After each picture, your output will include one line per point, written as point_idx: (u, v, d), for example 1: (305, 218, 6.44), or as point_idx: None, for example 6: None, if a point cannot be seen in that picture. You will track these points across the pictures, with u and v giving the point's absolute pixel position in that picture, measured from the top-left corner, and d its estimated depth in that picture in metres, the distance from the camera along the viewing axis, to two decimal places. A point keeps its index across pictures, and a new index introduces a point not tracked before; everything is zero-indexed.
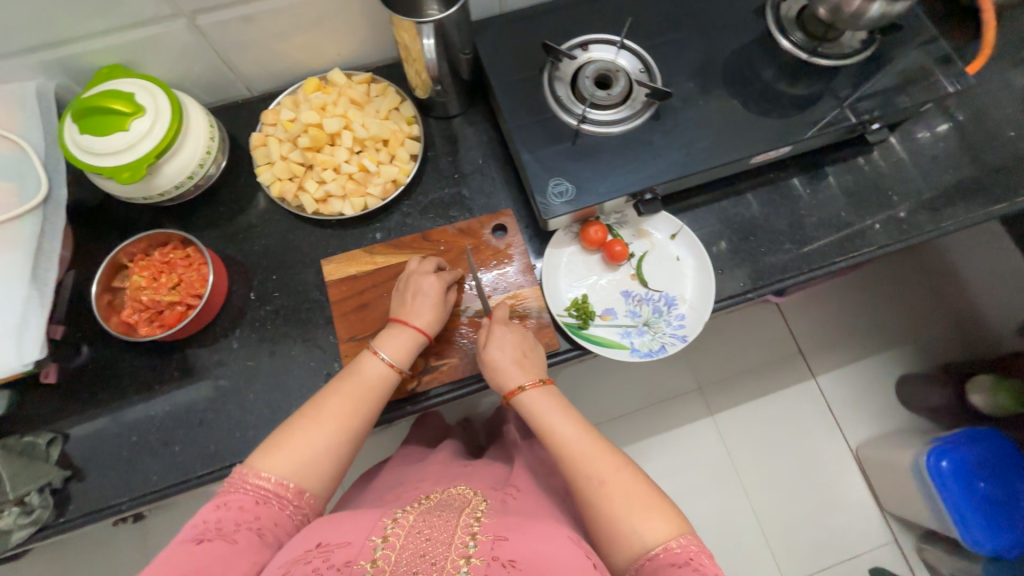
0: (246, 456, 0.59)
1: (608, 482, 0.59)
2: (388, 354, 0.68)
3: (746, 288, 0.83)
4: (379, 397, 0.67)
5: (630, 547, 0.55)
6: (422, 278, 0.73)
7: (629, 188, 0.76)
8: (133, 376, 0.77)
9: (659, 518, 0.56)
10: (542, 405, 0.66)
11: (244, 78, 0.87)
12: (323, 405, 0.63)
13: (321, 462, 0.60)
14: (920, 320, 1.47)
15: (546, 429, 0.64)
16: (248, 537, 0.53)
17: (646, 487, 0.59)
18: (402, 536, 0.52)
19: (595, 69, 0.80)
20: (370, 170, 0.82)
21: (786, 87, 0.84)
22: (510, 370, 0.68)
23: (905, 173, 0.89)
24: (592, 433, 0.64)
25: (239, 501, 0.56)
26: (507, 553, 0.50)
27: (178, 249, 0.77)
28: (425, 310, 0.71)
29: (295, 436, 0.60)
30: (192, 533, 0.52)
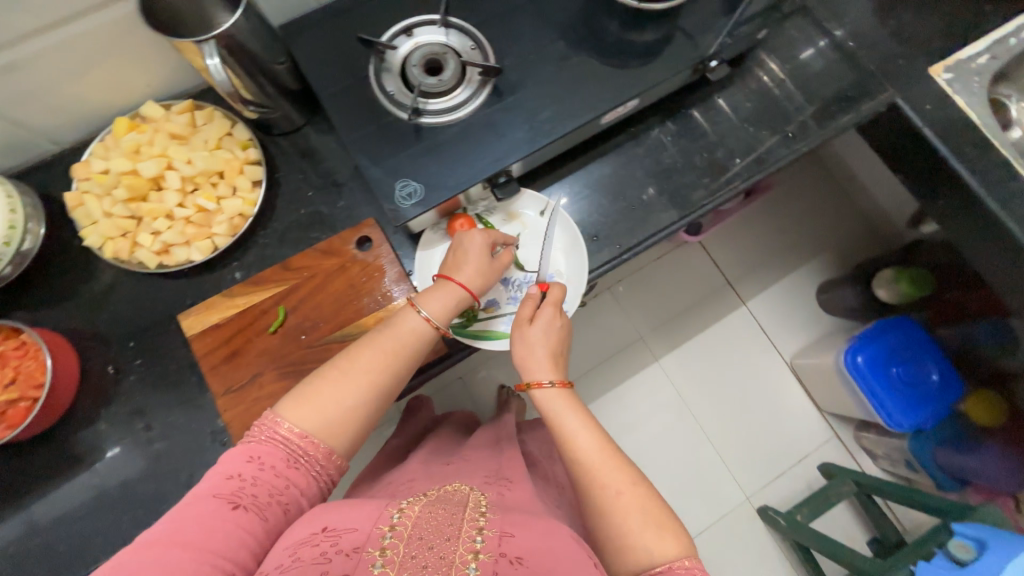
0: (273, 404, 0.56)
1: (624, 494, 0.55)
2: (430, 312, 0.63)
3: (624, 249, 0.83)
4: (416, 356, 0.62)
5: (635, 560, 0.52)
6: (468, 236, 0.69)
7: (481, 175, 0.73)
8: (2, 483, 0.71)
9: (668, 535, 0.53)
10: (558, 405, 0.63)
11: (43, 132, 0.77)
12: (356, 360, 0.59)
13: (351, 419, 0.57)
14: (824, 230, 1.55)
15: (562, 429, 0.61)
16: (272, 508, 0.51)
17: (657, 505, 0.55)
18: (411, 527, 0.48)
19: (422, 55, 0.75)
20: (208, 208, 0.76)
21: (624, 37, 0.82)
22: (541, 363, 0.66)
23: (757, 101, 0.90)
24: (612, 446, 0.60)
25: (272, 456, 0.53)
26: (515, 549, 0.47)
27: (8, 339, 0.70)
28: (470, 268, 0.67)
29: (325, 390, 0.57)
30: (218, 487, 0.50)
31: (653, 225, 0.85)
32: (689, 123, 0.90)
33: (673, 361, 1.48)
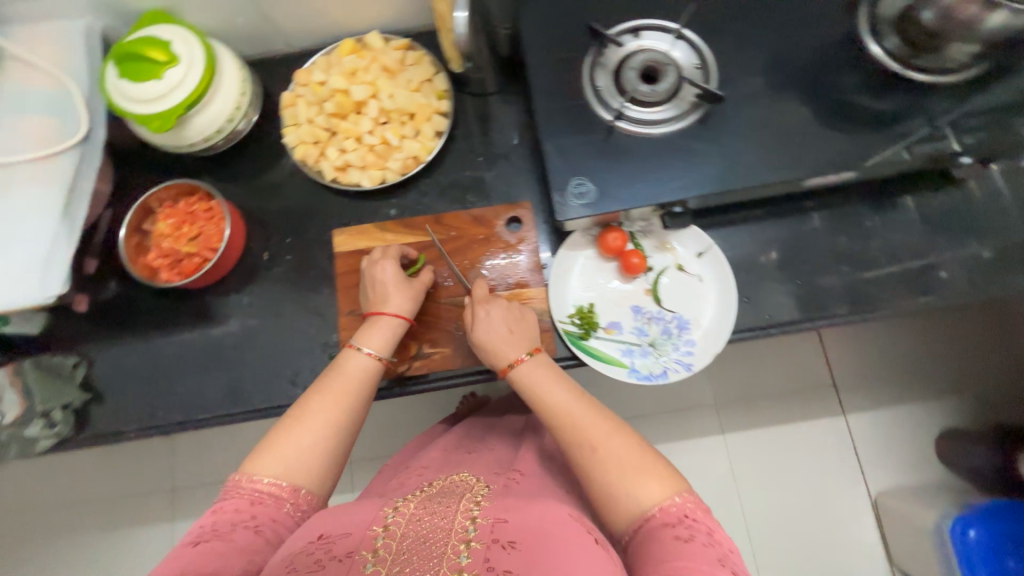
0: (241, 463, 0.59)
1: (600, 447, 0.57)
2: (371, 347, 0.66)
3: (768, 321, 0.77)
4: (367, 390, 0.65)
5: (627, 506, 0.54)
6: (379, 268, 0.72)
7: (659, 197, 0.69)
8: (153, 316, 0.82)
9: (649, 479, 0.54)
10: (536, 377, 0.63)
11: (282, 32, 0.85)
12: (309, 405, 0.62)
13: (316, 455, 0.59)
14: (975, 373, 1.33)
15: (543, 401, 0.62)
16: (245, 537, 0.54)
17: (638, 449, 0.57)
18: (402, 525, 0.53)
19: (643, 60, 0.73)
20: (392, 143, 0.80)
21: (863, 99, 0.73)
22: (501, 346, 0.66)
23: (984, 215, 0.78)
24: (585, 397, 0.62)
25: (236, 502, 0.56)
26: (507, 535, 0.51)
27: (201, 201, 0.80)
28: (392, 295, 0.71)
29: (284, 435, 0.59)
30: (192, 537, 0.53)
31: (807, 307, 0.78)
32: (892, 213, 0.79)
33: (740, 443, 1.34)
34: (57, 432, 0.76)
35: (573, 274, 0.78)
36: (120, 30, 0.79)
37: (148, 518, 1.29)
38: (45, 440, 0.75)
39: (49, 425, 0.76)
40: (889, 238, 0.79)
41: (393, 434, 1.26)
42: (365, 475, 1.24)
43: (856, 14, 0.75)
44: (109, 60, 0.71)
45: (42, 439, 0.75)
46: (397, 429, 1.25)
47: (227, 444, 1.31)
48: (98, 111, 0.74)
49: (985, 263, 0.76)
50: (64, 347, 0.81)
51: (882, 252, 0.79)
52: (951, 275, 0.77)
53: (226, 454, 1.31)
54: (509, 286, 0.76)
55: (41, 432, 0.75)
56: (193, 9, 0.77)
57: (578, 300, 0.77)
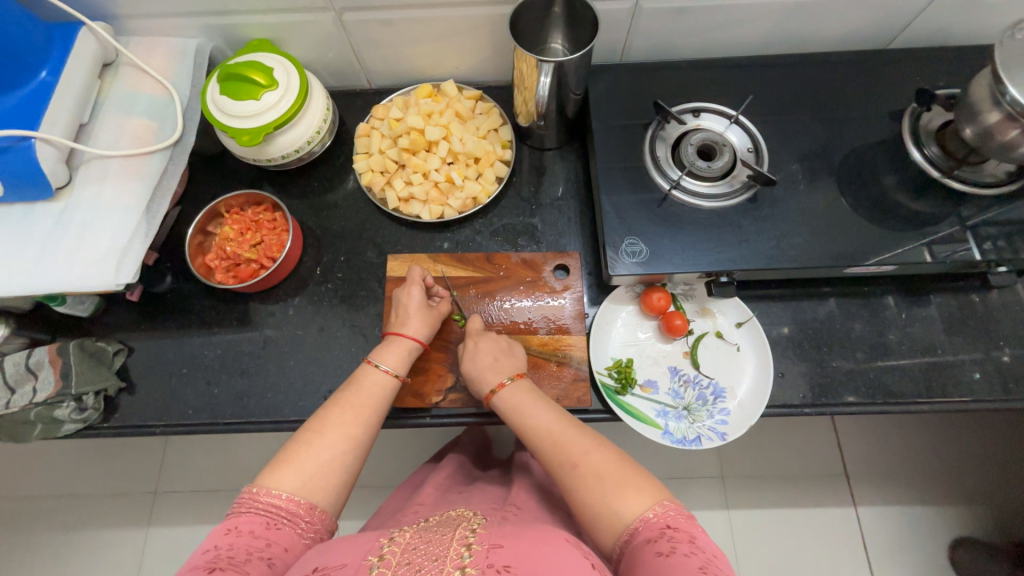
0: (257, 476, 0.57)
1: (580, 464, 0.56)
2: (389, 364, 0.68)
3: (803, 401, 0.77)
4: (382, 406, 0.66)
5: (609, 525, 0.53)
6: (404, 291, 0.74)
7: (707, 266, 0.72)
8: (200, 314, 0.84)
9: (629, 492, 0.53)
10: (518, 398, 0.65)
11: (367, 72, 0.93)
12: (326, 417, 0.62)
13: (332, 472, 0.58)
14: (989, 480, 1.30)
15: (522, 421, 0.63)
16: (260, 568, 0.50)
17: (618, 462, 0.56)
18: (398, 554, 0.50)
19: (701, 138, 0.79)
20: (455, 182, 0.85)
21: (905, 199, 0.77)
22: (485, 374, 0.68)
23: (1015, 323, 0.80)
24: (565, 416, 0.62)
25: (251, 524, 0.53)
26: (502, 560, 0.48)
27: (268, 212, 0.84)
28: (413, 319, 0.73)
29: (304, 448, 0.59)
30: (203, 561, 0.49)
31: (839, 390, 0.78)
32: (926, 309, 0.82)
33: (745, 521, 1.29)
34: (85, 417, 0.76)
35: (614, 326, 0.80)
36: (225, 52, 0.86)
37: (127, 520, 1.24)
38: (70, 423, 0.75)
39: (79, 409, 0.76)
40: (923, 333, 0.81)
41: (394, 463, 1.23)
42: (360, 504, 1.20)
43: (898, 122, 0.81)
44: (213, 77, 0.78)
45: (67, 422, 0.75)
46: (401, 459, 1.23)
47: (224, 452, 1.29)
48: (192, 120, 0.80)
49: (1011, 369, 0.78)
50: (110, 333, 0.83)
51: (913, 345, 0.80)
52: (980, 378, 0.78)
53: (219, 463, 1.28)
54: (551, 330, 0.78)
55: (69, 415, 0.75)
56: (294, 43, 0.85)
57: (617, 354, 0.79)
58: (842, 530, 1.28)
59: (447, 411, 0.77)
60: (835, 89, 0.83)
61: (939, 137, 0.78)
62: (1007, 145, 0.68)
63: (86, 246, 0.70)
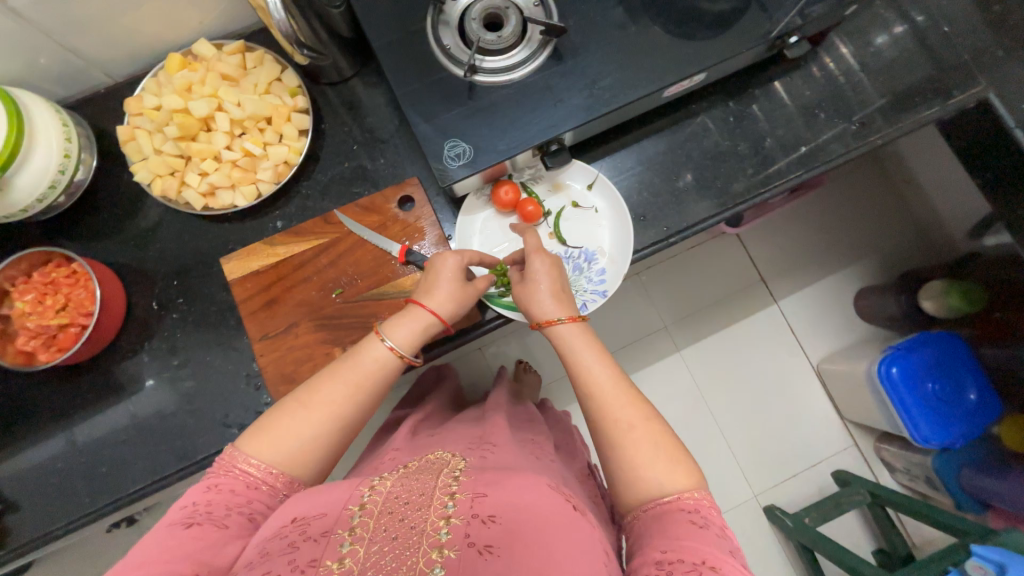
0: (232, 441, 0.56)
1: (637, 427, 0.56)
2: (394, 341, 0.62)
3: (669, 232, 0.81)
4: (377, 389, 0.61)
5: (642, 488, 0.53)
6: (439, 259, 0.67)
7: (532, 141, 0.70)
8: (48, 403, 0.75)
9: (677, 467, 0.54)
10: (573, 339, 0.63)
11: (97, 63, 0.76)
12: (317, 389, 0.59)
13: (309, 449, 0.56)
14: (869, 235, 1.47)
15: (574, 362, 0.62)
16: (238, 522, 0.50)
17: (671, 440, 0.56)
18: (379, 505, 0.50)
19: (482, 9, 0.72)
20: (255, 153, 0.75)
21: (699, 2, 0.75)
22: (544, 300, 0.66)
23: (831, 86, 0.85)
24: (623, 376, 0.61)
25: (230, 484, 0.53)
26: (487, 509, 0.48)
27: (61, 267, 0.72)
28: (442, 290, 0.66)
29: (284, 420, 0.57)
30: (179, 517, 0.49)
31: (701, 210, 0.82)
32: (752, 106, 0.85)
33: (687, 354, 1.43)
34: None
35: (477, 237, 0.79)
36: None
37: None
38: None
39: None
40: (757, 129, 0.84)
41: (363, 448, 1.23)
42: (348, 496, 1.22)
43: None
44: None
45: None
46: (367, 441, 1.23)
47: None
48: None
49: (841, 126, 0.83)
50: None
51: (752, 143, 0.84)
52: (817, 147, 0.83)
53: None
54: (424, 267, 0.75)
55: None
56: None
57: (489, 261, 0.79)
58: (764, 325, 1.45)
59: None
60: None
61: None
62: None
63: None
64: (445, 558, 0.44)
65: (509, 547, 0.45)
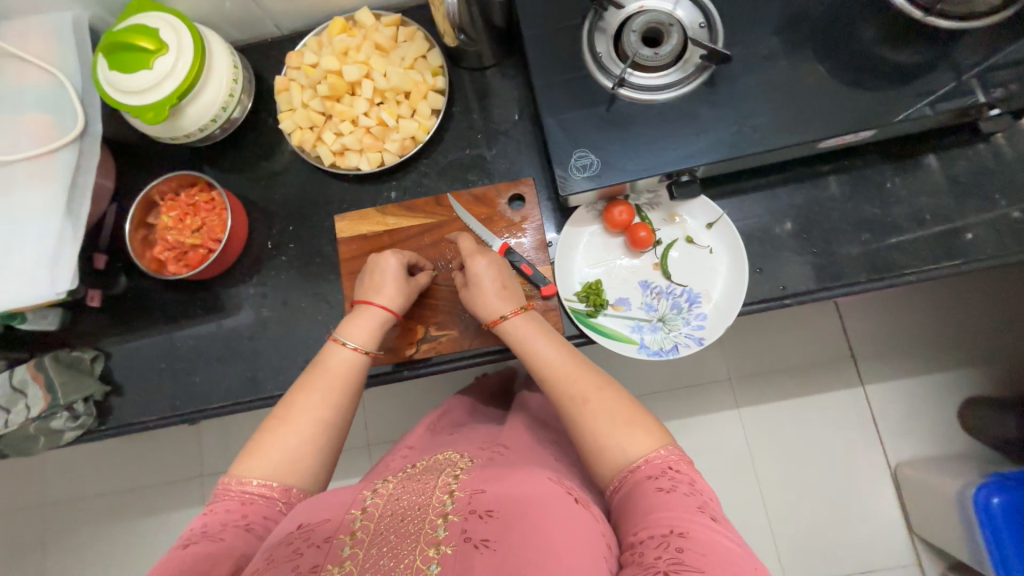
0: (229, 467, 0.56)
1: (590, 399, 0.55)
2: (355, 341, 0.64)
3: (784, 292, 0.75)
4: (354, 381, 0.63)
5: (610, 462, 0.52)
6: (381, 257, 0.70)
7: (665, 167, 0.66)
8: (164, 308, 0.83)
9: (638, 432, 0.53)
10: (525, 331, 0.63)
11: (271, 15, 0.83)
12: (292, 403, 0.59)
13: (303, 456, 0.57)
14: (1002, 340, 1.28)
15: (529, 353, 0.61)
16: (235, 536, 0.51)
17: (627, 403, 0.55)
18: (381, 506, 0.50)
19: (644, 22, 0.69)
20: (389, 124, 0.78)
21: (887, 51, 0.67)
22: (488, 300, 0.66)
23: (1021, 171, 0.73)
24: (575, 353, 0.60)
25: (227, 502, 0.54)
26: (484, 504, 0.47)
27: (203, 192, 0.79)
28: (386, 287, 0.69)
29: (272, 435, 0.57)
30: (181, 538, 0.51)
31: (826, 276, 0.74)
32: (916, 175, 0.75)
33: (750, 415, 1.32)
34: (80, 424, 0.78)
35: (579, 250, 0.77)
36: (109, 20, 0.77)
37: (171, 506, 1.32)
38: (70, 432, 0.78)
39: (73, 417, 0.78)
40: (915, 202, 0.75)
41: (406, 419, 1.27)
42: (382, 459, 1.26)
43: None
44: (98, 52, 0.70)
45: (66, 431, 0.78)
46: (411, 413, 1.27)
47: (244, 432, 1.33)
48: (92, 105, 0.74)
49: (1019, 219, 0.72)
50: (86, 341, 0.83)
51: (904, 216, 0.75)
52: (980, 236, 0.73)
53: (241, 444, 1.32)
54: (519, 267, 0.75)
55: (66, 424, 0.77)
56: None
57: (585, 277, 0.76)
58: (848, 409, 1.30)
59: (426, 361, 0.77)
60: None
61: None
62: None
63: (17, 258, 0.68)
64: (442, 555, 0.44)
65: (502, 541, 0.44)
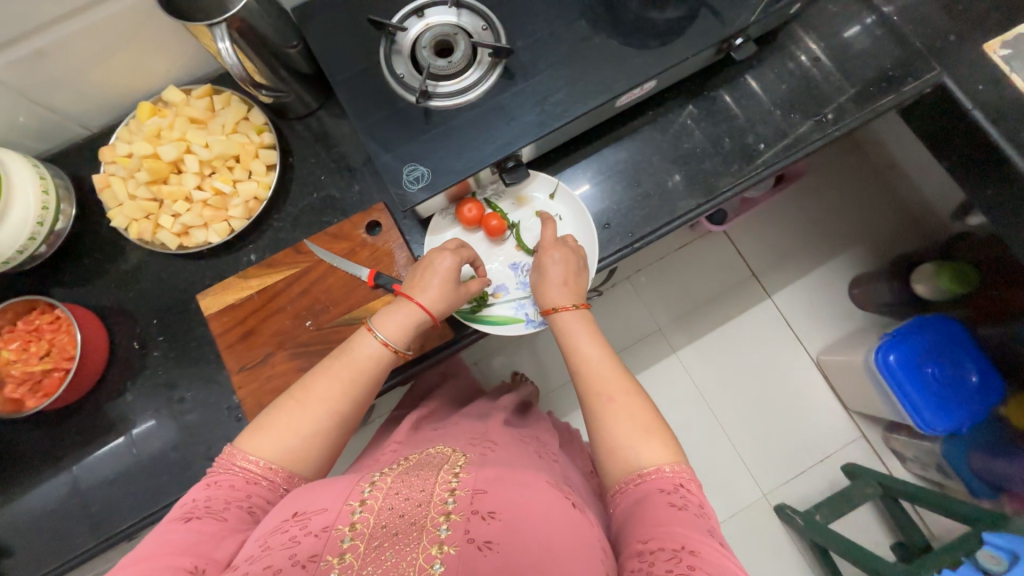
0: (235, 438, 0.57)
1: (616, 401, 0.59)
2: (385, 334, 0.62)
3: (634, 237, 0.82)
4: (373, 382, 0.61)
5: (623, 463, 0.55)
6: (440, 256, 0.68)
7: (488, 159, 0.71)
8: (36, 448, 0.77)
9: (655, 444, 0.55)
10: (573, 327, 0.67)
11: (72, 117, 0.80)
12: (313, 386, 0.59)
13: (312, 445, 0.57)
14: (854, 223, 1.46)
15: (572, 347, 0.65)
16: (238, 516, 0.51)
17: (653, 416, 0.58)
18: (379, 501, 0.50)
19: (432, 37, 0.74)
20: (225, 191, 0.78)
21: (643, 14, 0.78)
22: (555, 289, 0.70)
23: (786, 82, 0.86)
24: (613, 355, 0.64)
25: (229, 480, 0.53)
26: (487, 506, 0.48)
27: (44, 313, 0.74)
28: (433, 288, 0.67)
29: (286, 417, 0.57)
30: (180, 512, 0.50)
31: (668, 212, 0.82)
32: (710, 107, 0.86)
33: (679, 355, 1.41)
34: None
35: None
36: None
37: None
38: None
39: None
40: (718, 129, 0.85)
41: None
42: None
43: None
44: None
45: None
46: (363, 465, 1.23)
47: None
48: None
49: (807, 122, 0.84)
50: None
51: (714, 143, 0.85)
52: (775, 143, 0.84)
53: None
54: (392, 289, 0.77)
55: None
56: None
57: None
58: (754, 322, 1.44)
59: None
60: None
61: None
62: None
63: None
64: (445, 555, 0.45)
65: (508, 541, 0.46)
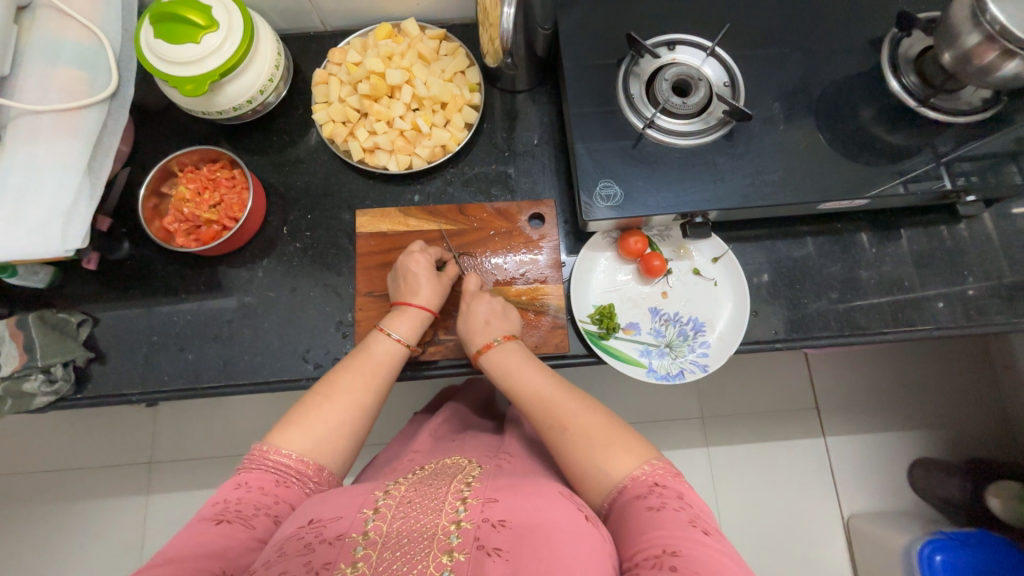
0: (267, 435, 0.57)
1: (569, 426, 0.58)
2: (400, 332, 0.67)
3: (776, 336, 0.79)
4: (391, 375, 0.65)
5: (597, 483, 0.54)
6: (411, 259, 0.72)
7: (681, 208, 0.71)
8: (165, 281, 0.81)
9: (619, 453, 0.54)
10: (507, 361, 0.66)
11: (319, 11, 0.85)
12: (337, 381, 0.61)
13: (343, 436, 0.59)
14: (957, 408, 1.36)
15: (512, 381, 0.64)
16: (266, 521, 0.52)
17: (608, 425, 0.57)
18: (392, 507, 0.49)
19: (676, 73, 0.75)
20: (422, 130, 0.81)
21: (883, 132, 0.75)
22: (475, 333, 0.69)
23: (988, 251, 0.82)
24: (555, 378, 0.63)
25: (261, 481, 0.54)
26: (497, 514, 0.47)
27: (226, 169, 0.79)
28: (424, 289, 0.71)
29: (314, 411, 0.58)
30: (212, 512, 0.51)
31: (815, 327, 0.80)
32: (899, 245, 0.82)
33: (725, 457, 1.36)
34: (56, 389, 0.74)
35: (593, 274, 0.81)
36: None
37: (118, 491, 1.23)
38: (42, 396, 0.74)
39: (49, 381, 0.74)
40: (896, 269, 0.82)
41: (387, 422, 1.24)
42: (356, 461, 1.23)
43: (877, 52, 0.77)
44: (145, 19, 0.70)
45: (39, 395, 0.73)
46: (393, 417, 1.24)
47: (208, 420, 1.26)
48: (128, 69, 0.75)
49: (981, 300, 0.80)
50: (74, 304, 0.80)
51: (887, 280, 0.82)
52: (949, 307, 0.80)
53: (205, 431, 1.26)
54: (530, 283, 0.78)
55: (39, 387, 0.73)
56: None
57: (598, 299, 0.80)
58: (812, 459, 1.35)
59: (431, 366, 0.77)
60: (814, 17, 0.78)
61: (917, 64, 0.75)
62: (984, 69, 0.65)
63: (26, 210, 0.65)
64: (455, 562, 0.44)
65: (517, 553, 0.45)
